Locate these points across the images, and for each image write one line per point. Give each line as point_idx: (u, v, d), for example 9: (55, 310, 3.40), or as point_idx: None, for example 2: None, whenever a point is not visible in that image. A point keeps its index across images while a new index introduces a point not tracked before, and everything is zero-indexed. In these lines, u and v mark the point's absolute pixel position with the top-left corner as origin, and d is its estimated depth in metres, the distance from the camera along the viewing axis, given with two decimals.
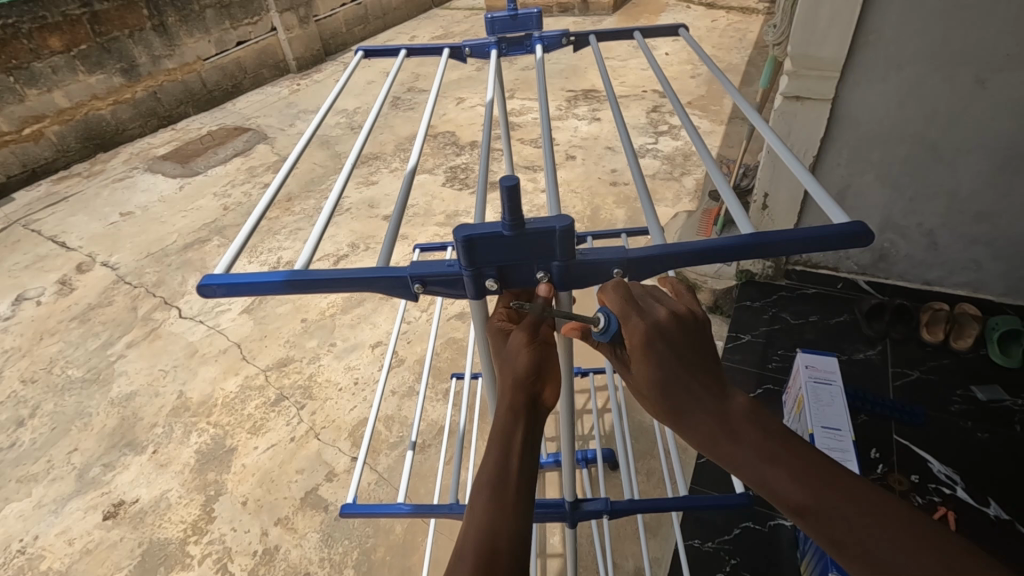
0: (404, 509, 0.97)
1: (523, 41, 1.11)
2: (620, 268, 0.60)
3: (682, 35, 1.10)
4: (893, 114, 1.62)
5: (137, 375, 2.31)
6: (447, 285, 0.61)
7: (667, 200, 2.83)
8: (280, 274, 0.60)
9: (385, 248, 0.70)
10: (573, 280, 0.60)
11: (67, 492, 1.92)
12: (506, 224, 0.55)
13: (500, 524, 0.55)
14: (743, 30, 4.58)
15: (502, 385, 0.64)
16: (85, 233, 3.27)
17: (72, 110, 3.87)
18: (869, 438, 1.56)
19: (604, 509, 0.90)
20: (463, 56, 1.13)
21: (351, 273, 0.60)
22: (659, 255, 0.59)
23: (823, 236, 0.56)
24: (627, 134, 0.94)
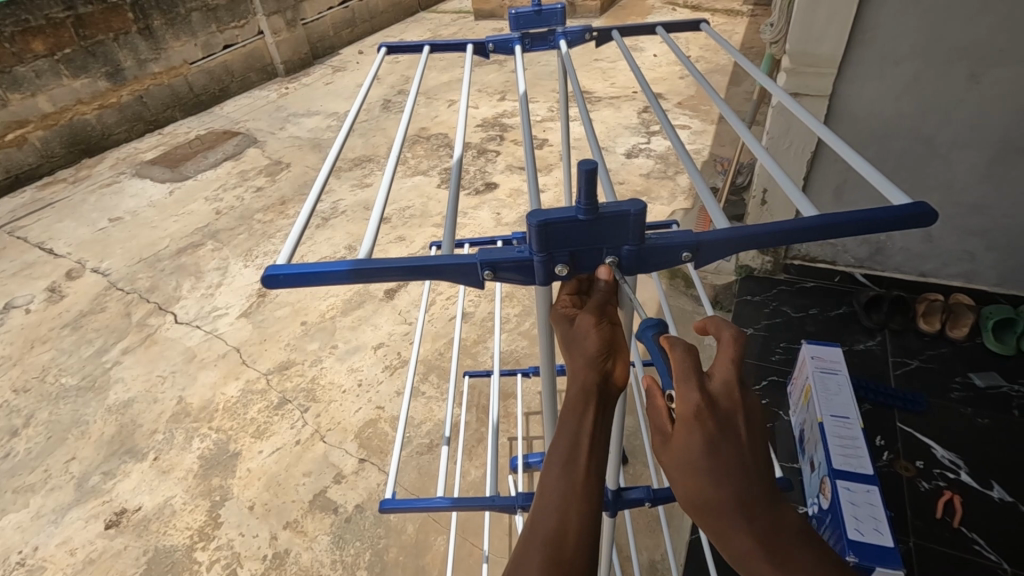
0: (443, 504, 0.98)
1: (546, 37, 1.13)
2: (690, 252, 0.62)
3: (704, 29, 1.13)
4: (888, 109, 1.66)
5: (134, 382, 2.27)
6: (515, 273, 0.63)
7: (662, 198, 2.87)
8: (344, 264, 0.61)
9: (447, 233, 0.72)
10: (640, 263, 0.63)
11: (67, 501, 1.88)
12: (581, 208, 0.57)
13: (568, 513, 0.59)
14: (728, 32, 4.66)
15: (574, 366, 0.64)
16: (73, 239, 3.21)
17: (56, 115, 3.80)
18: (874, 426, 1.59)
19: (645, 497, 0.91)
20: (487, 52, 1.14)
21: (418, 262, 0.61)
22: (726, 238, 0.61)
23: (888, 218, 0.60)
24: (671, 128, 0.98)
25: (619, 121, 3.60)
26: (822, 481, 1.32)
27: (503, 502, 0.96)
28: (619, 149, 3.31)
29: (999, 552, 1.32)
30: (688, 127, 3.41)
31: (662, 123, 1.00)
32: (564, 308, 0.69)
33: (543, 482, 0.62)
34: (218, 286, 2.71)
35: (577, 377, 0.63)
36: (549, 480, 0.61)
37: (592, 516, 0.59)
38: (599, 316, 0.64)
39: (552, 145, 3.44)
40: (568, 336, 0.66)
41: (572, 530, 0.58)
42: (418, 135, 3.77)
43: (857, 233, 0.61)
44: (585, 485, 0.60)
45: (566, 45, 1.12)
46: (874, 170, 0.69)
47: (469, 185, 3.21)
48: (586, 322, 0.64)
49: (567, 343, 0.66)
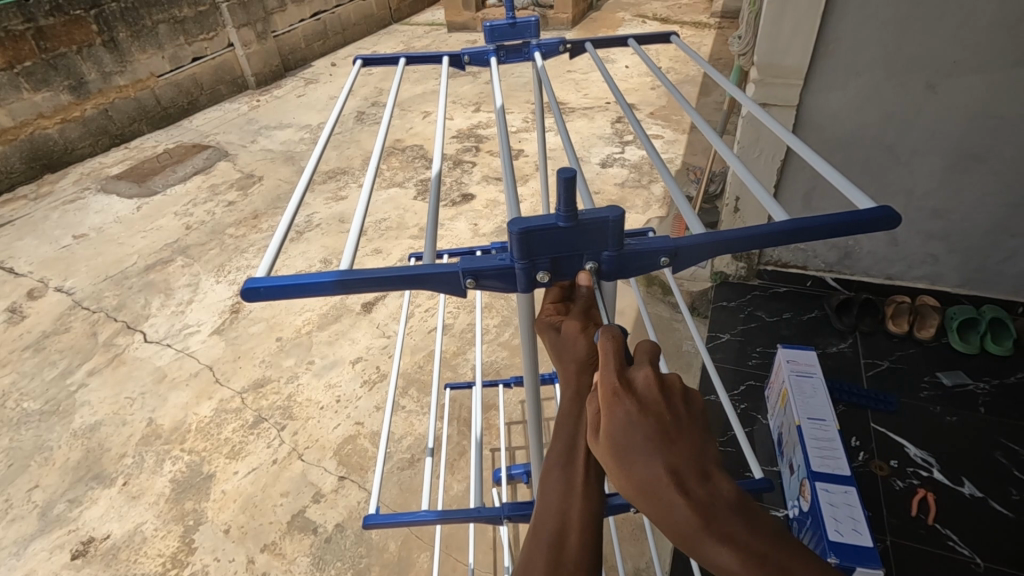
0: (428, 517, 0.96)
1: (521, 49, 1.14)
2: (668, 257, 0.63)
3: (675, 41, 1.14)
4: (852, 118, 1.71)
5: (101, 404, 2.19)
6: (497, 281, 0.62)
7: (637, 207, 2.91)
8: (329, 275, 0.60)
9: (428, 243, 0.71)
10: (620, 269, 0.63)
11: (30, 532, 1.80)
12: (562, 215, 0.57)
13: (572, 510, 0.61)
14: (696, 44, 4.79)
15: (567, 370, 0.67)
16: (34, 257, 3.09)
17: (16, 129, 3.68)
18: (849, 427, 1.62)
19: (630, 502, 0.89)
20: (463, 64, 1.14)
21: (401, 271, 0.60)
22: (702, 242, 0.62)
23: (855, 219, 0.61)
24: (646, 136, 0.99)
25: (593, 131, 3.64)
26: (801, 483, 1.34)
27: (487, 512, 0.94)
28: (593, 159, 3.35)
29: (971, 546, 1.36)
30: (661, 137, 3.48)
31: (637, 133, 1.00)
32: (549, 317, 0.71)
33: (543, 484, 0.64)
34: (188, 303, 2.64)
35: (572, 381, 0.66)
36: (549, 480, 0.63)
37: (596, 511, 0.61)
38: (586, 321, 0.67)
39: (527, 156, 3.47)
40: (557, 344, 0.69)
41: (574, 526, 0.60)
42: (393, 147, 3.76)
43: (826, 236, 0.62)
44: (585, 483, 0.62)
45: (541, 56, 1.12)
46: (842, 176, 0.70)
47: (445, 196, 3.21)
48: (573, 329, 0.67)
49: (557, 350, 0.68)
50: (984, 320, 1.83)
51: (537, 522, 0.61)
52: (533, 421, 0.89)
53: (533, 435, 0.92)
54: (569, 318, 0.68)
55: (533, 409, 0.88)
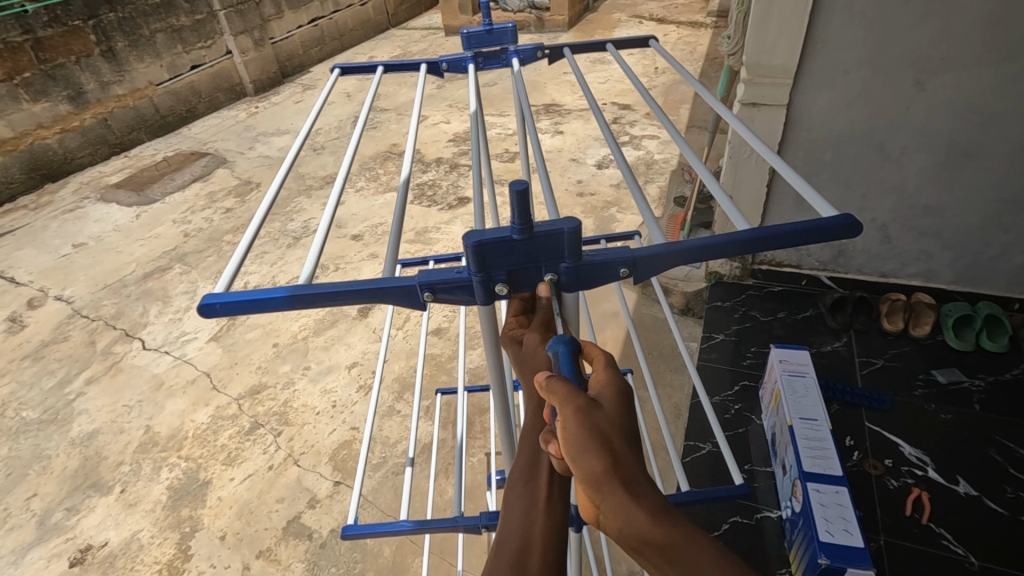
0: (406, 526, 0.96)
1: (499, 56, 1.13)
2: (627, 268, 0.63)
3: (652, 45, 1.14)
4: (842, 116, 1.71)
5: (99, 413, 2.20)
6: (456, 293, 0.62)
7: (633, 209, 2.91)
8: (285, 290, 0.60)
9: (390, 251, 0.72)
10: (581, 280, 0.63)
11: (27, 541, 1.80)
12: (516, 228, 0.57)
13: (533, 522, 0.61)
14: (692, 43, 4.82)
15: (529, 383, 0.68)
16: (34, 267, 3.11)
17: (16, 140, 3.71)
18: (842, 427, 1.62)
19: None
20: (441, 71, 1.14)
21: (358, 284, 0.60)
22: (658, 254, 0.62)
23: (814, 228, 0.61)
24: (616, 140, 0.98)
25: (589, 133, 3.65)
26: (794, 485, 1.33)
27: (466, 522, 0.94)
28: (588, 160, 3.36)
29: (965, 545, 1.35)
30: (657, 137, 3.48)
31: (608, 139, 0.99)
32: (512, 330, 0.73)
33: (507, 496, 0.64)
34: (186, 310, 2.65)
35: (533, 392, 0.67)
36: (513, 497, 0.64)
37: (557, 528, 0.61)
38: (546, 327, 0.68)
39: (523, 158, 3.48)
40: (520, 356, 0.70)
41: (536, 541, 0.60)
42: (389, 152, 3.77)
43: (786, 244, 0.62)
44: (547, 497, 0.63)
45: (519, 63, 1.11)
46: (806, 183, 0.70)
47: (441, 200, 3.22)
48: (533, 341, 0.68)
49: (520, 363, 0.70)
50: (979, 317, 1.82)
51: (501, 536, 0.61)
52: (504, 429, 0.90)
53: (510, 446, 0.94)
54: (531, 330, 0.69)
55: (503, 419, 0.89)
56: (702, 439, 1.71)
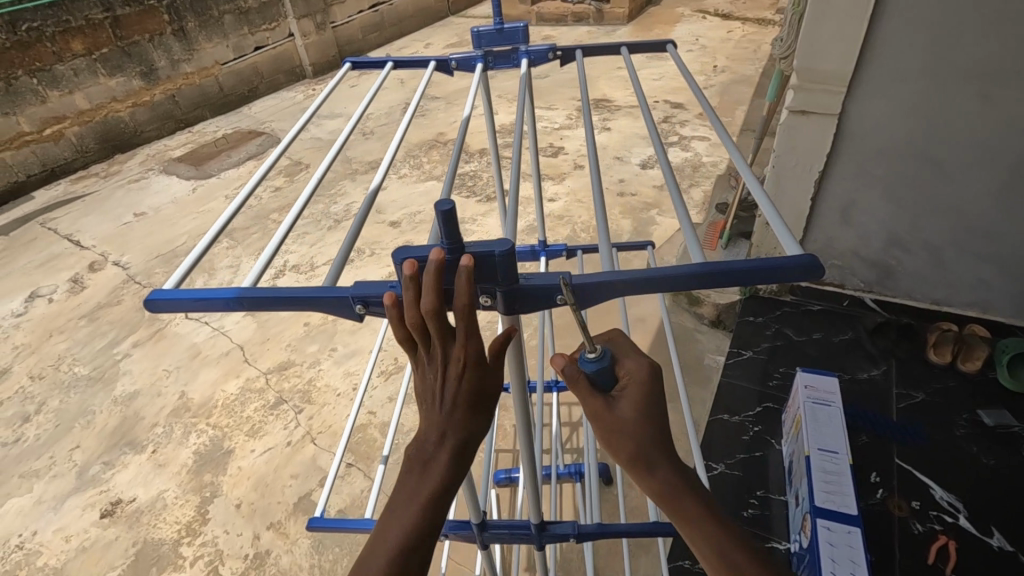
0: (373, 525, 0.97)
1: (510, 55, 1.10)
2: (565, 295, 0.60)
3: (670, 50, 1.09)
4: (897, 129, 1.60)
5: (141, 375, 2.34)
6: (390, 308, 0.61)
7: (673, 212, 2.82)
8: (229, 291, 0.61)
9: (337, 261, 0.70)
10: (517, 303, 0.61)
11: (67, 489, 1.94)
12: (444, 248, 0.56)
13: (408, 527, 0.61)
14: (757, 41, 4.61)
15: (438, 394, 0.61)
16: (98, 233, 3.33)
17: (92, 112, 3.97)
18: (868, 461, 1.52)
19: (570, 532, 0.89)
20: (450, 69, 1.13)
21: (295, 292, 0.60)
22: (599, 284, 0.59)
23: (776, 269, 0.57)
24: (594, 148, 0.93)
25: (636, 131, 3.55)
26: (803, 518, 1.26)
27: (424, 525, 0.93)
28: (633, 160, 3.27)
29: None
30: (708, 139, 3.36)
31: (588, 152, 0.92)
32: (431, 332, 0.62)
33: (394, 490, 0.63)
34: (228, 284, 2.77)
35: (445, 400, 0.61)
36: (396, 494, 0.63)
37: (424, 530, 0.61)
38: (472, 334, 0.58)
39: (567, 153, 3.44)
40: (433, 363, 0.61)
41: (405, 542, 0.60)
42: (435, 140, 3.80)
43: (746, 282, 0.59)
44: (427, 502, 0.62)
45: (529, 64, 1.09)
46: (785, 225, 0.67)
47: (480, 191, 3.22)
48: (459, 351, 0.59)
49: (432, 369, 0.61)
50: None
51: (377, 536, 0.61)
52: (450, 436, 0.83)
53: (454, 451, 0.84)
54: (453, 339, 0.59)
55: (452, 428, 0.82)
56: (713, 459, 1.62)
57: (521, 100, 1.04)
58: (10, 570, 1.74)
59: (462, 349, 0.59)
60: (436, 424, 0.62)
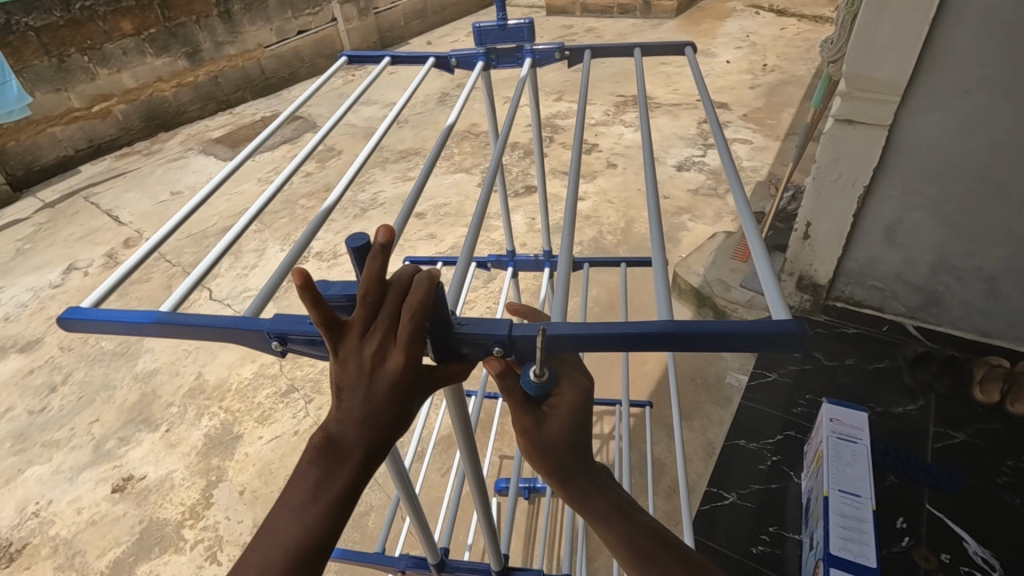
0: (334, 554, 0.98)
1: (514, 54, 1.04)
2: (502, 346, 0.57)
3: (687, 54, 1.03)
4: (955, 146, 1.46)
5: (162, 353, 2.38)
6: (308, 347, 0.59)
7: (706, 218, 2.70)
8: (150, 316, 0.61)
9: (271, 280, 0.68)
10: (451, 348, 0.58)
11: (83, 461, 2.00)
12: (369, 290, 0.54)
13: (314, 520, 0.55)
14: (812, 40, 4.37)
15: (361, 392, 0.53)
16: (136, 209, 3.42)
17: (137, 90, 4.07)
18: (894, 504, 1.41)
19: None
20: (451, 66, 1.07)
21: (208, 323, 0.60)
22: (539, 334, 0.56)
23: (744, 334, 0.52)
24: (580, 159, 0.88)
25: (675, 130, 3.42)
26: (817, 564, 1.17)
27: (384, 560, 0.92)
28: (669, 160, 3.15)
29: None
30: (750, 142, 3.20)
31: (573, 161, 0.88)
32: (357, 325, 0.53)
33: (291, 483, 0.56)
34: (253, 268, 2.80)
35: (367, 397, 0.53)
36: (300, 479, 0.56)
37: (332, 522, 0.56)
38: (413, 347, 0.52)
39: (600, 151, 3.33)
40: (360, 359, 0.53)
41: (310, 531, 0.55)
42: (468, 132, 3.74)
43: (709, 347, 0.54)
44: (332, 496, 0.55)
45: (534, 63, 1.03)
46: (770, 269, 0.60)
47: (508, 186, 3.15)
48: (396, 357, 0.52)
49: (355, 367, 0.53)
50: None
51: (269, 528, 0.56)
52: (397, 483, 0.79)
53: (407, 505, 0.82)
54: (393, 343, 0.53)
55: (398, 480, 0.78)
56: (725, 488, 1.53)
57: (516, 92, 1.01)
58: (25, 537, 1.80)
59: (400, 359, 0.52)
60: (348, 423, 0.54)
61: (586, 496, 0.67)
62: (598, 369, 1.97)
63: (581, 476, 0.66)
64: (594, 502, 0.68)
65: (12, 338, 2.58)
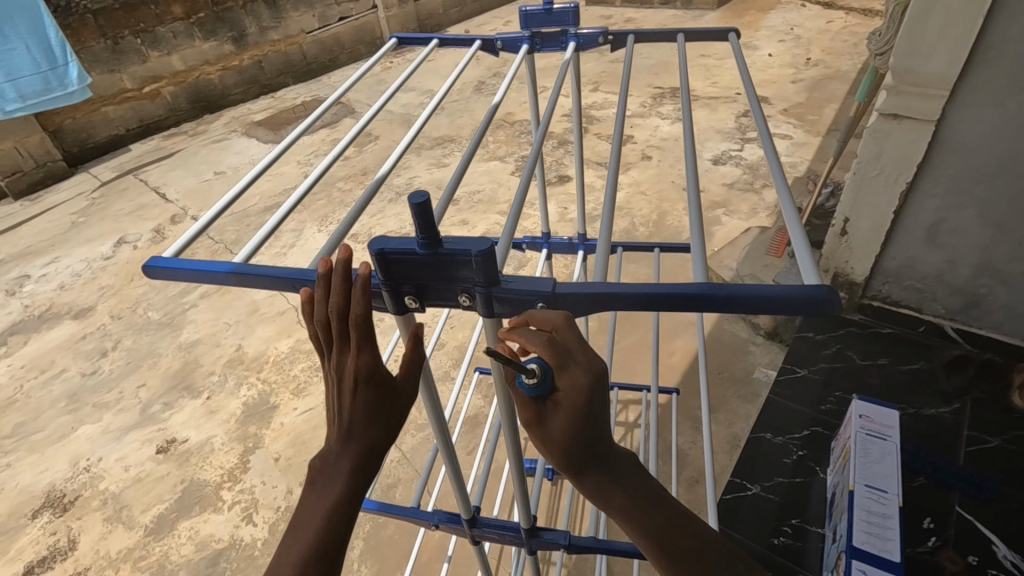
0: (369, 506, 1.01)
1: (558, 38, 1.06)
2: (546, 302, 0.59)
3: (730, 39, 1.03)
4: (1005, 144, 1.42)
5: (204, 324, 2.49)
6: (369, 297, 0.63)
7: (741, 213, 2.67)
8: (226, 266, 0.66)
9: (333, 238, 0.72)
10: (492, 305, 0.60)
11: (130, 423, 2.11)
12: (421, 241, 0.56)
13: (335, 498, 0.62)
14: (859, 34, 4.24)
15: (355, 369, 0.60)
16: (182, 187, 3.55)
17: (185, 73, 4.21)
18: (921, 505, 1.40)
19: (561, 541, 0.89)
20: (496, 50, 1.09)
21: (278, 272, 0.64)
22: (582, 293, 0.57)
23: (781, 298, 0.53)
24: (620, 141, 0.89)
25: (712, 124, 3.37)
26: (839, 557, 1.17)
27: (419, 515, 0.96)
28: (704, 154, 3.11)
29: None
30: (790, 138, 3.14)
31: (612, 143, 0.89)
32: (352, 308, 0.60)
33: (317, 467, 0.65)
34: (290, 247, 2.89)
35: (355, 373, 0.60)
36: (323, 467, 0.64)
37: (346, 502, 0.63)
38: None
39: (636, 142, 3.32)
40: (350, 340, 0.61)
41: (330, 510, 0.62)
42: (503, 120, 3.76)
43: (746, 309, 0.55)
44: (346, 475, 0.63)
45: (578, 47, 1.05)
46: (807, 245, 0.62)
47: (542, 175, 3.17)
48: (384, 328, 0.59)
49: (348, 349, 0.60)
50: None
51: (298, 516, 0.63)
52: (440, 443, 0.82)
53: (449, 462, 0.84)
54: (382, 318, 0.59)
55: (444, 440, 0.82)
56: (749, 480, 1.54)
57: (556, 78, 1.03)
58: (77, 489, 1.92)
59: (386, 331, 0.59)
60: (347, 402, 0.62)
61: (610, 490, 0.65)
62: (625, 358, 1.99)
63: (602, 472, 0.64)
64: (618, 498, 0.65)
65: (66, 305, 2.73)
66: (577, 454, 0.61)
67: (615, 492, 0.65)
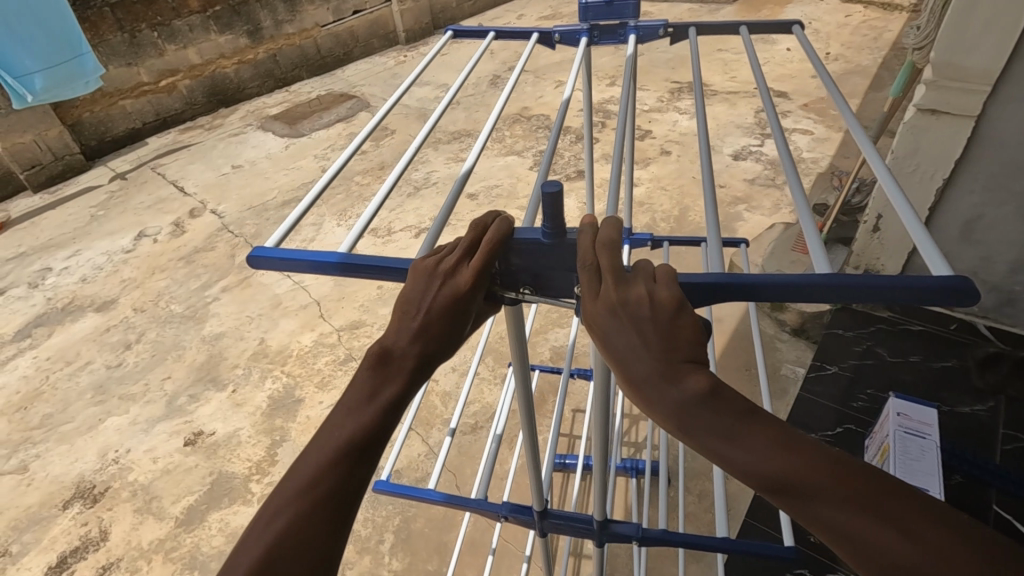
0: (435, 496, 0.98)
1: (616, 31, 1.05)
2: None
3: (795, 32, 1.02)
4: None
5: (227, 318, 2.50)
6: None
7: (764, 209, 2.65)
8: (335, 257, 0.64)
9: (436, 225, 0.69)
10: None
11: (157, 415, 2.13)
12: (548, 231, 0.57)
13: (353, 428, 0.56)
14: (879, 28, 4.19)
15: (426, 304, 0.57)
16: (200, 181, 3.56)
17: (202, 67, 4.22)
18: (958, 503, 1.39)
19: (634, 534, 0.87)
20: (553, 42, 1.09)
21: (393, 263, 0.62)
22: (698, 280, 0.55)
23: (916, 286, 0.50)
24: (704, 135, 0.86)
25: (732, 119, 3.35)
26: None
27: (487, 506, 0.95)
28: (724, 150, 3.09)
29: None
30: (811, 133, 3.12)
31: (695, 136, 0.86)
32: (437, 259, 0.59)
33: (345, 393, 0.58)
34: (311, 241, 2.89)
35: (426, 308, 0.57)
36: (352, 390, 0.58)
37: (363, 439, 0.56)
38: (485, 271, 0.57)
39: (654, 137, 3.30)
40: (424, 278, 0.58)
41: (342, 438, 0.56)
42: (520, 115, 3.75)
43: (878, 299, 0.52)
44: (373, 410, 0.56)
45: (637, 40, 1.04)
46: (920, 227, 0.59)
47: (561, 170, 3.16)
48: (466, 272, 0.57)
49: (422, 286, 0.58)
50: None
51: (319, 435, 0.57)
52: (525, 430, 0.81)
53: (530, 450, 0.83)
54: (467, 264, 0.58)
55: (528, 425, 0.80)
56: None
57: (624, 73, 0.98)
58: (107, 480, 1.94)
59: (469, 275, 0.57)
60: (403, 332, 0.57)
61: (685, 410, 0.51)
62: None
63: (674, 384, 0.51)
64: (696, 419, 0.50)
65: (90, 298, 2.75)
66: (632, 352, 0.52)
67: (694, 411, 0.50)
